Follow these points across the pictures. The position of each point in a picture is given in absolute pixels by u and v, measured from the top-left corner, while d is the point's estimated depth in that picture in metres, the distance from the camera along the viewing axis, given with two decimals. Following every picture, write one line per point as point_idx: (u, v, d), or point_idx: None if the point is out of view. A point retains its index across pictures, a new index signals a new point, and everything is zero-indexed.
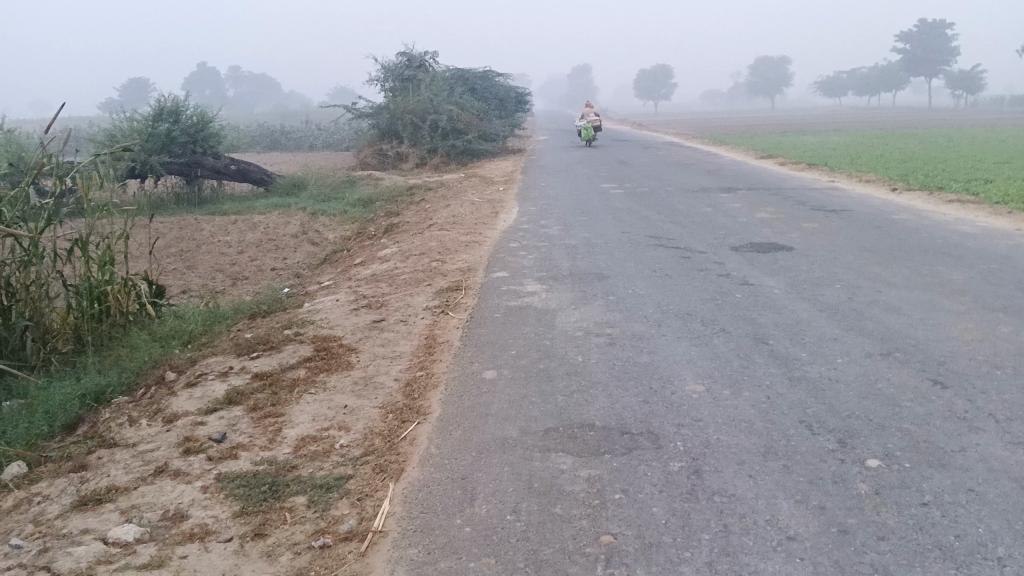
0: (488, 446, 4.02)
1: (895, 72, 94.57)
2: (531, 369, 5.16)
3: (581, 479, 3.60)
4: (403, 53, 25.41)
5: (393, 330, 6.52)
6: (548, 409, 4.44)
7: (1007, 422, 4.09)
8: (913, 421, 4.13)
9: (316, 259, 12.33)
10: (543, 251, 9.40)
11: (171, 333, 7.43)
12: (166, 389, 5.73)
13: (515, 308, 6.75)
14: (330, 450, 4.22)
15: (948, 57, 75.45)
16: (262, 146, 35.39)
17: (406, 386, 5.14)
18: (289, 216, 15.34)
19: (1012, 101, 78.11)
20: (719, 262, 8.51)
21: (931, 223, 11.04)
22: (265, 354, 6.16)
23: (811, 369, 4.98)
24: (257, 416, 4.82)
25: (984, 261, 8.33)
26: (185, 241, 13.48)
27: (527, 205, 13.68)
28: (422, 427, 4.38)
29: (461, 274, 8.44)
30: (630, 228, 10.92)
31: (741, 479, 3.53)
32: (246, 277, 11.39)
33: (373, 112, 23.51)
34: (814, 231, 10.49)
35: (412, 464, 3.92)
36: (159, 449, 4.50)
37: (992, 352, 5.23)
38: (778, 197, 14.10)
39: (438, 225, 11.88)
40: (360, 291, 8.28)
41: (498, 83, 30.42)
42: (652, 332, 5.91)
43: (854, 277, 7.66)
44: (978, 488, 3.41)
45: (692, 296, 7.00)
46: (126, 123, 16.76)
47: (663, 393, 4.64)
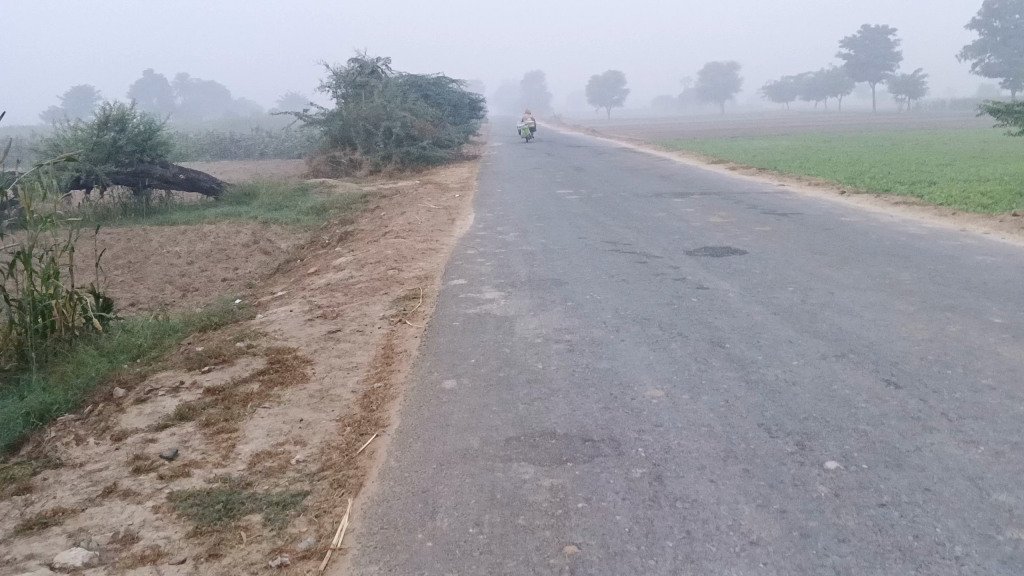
0: (449, 457, 3.96)
1: (840, 77, 96.82)
2: (490, 377, 5.11)
3: (543, 488, 3.57)
4: (355, 60, 25.20)
5: (349, 341, 6.42)
6: (509, 418, 4.40)
7: (960, 420, 4.17)
8: (869, 422, 4.19)
9: (269, 268, 12.13)
10: (500, 257, 9.37)
11: (120, 348, 7.23)
12: (115, 406, 5.56)
13: (473, 316, 6.70)
14: (287, 466, 4.12)
15: (891, 62, 77.54)
16: (212, 154, 34.82)
17: (364, 398, 5.06)
18: (241, 226, 15.08)
19: (953, 105, 80.36)
20: (674, 266, 8.57)
21: (879, 225, 11.28)
22: (217, 368, 6.01)
23: (767, 372, 5.03)
24: (210, 432, 4.70)
25: (931, 261, 8.53)
26: (133, 252, 13.17)
27: (483, 212, 13.65)
28: (380, 440, 4.30)
29: (418, 282, 8.36)
30: (587, 234, 10.95)
31: (703, 484, 3.53)
32: (196, 289, 11.15)
33: (325, 119, 23.23)
34: (767, 234, 10.62)
35: (371, 478, 3.85)
36: (108, 468, 4.35)
37: (942, 352, 5.34)
38: (731, 201, 14.27)
39: (394, 232, 11.77)
40: (314, 302, 8.15)
41: (451, 89, 30.36)
42: (610, 337, 5.91)
43: (807, 280, 7.77)
44: (934, 487, 3.46)
45: (650, 301, 7.03)
46: (70, 132, 16.34)
47: (624, 398, 4.63)
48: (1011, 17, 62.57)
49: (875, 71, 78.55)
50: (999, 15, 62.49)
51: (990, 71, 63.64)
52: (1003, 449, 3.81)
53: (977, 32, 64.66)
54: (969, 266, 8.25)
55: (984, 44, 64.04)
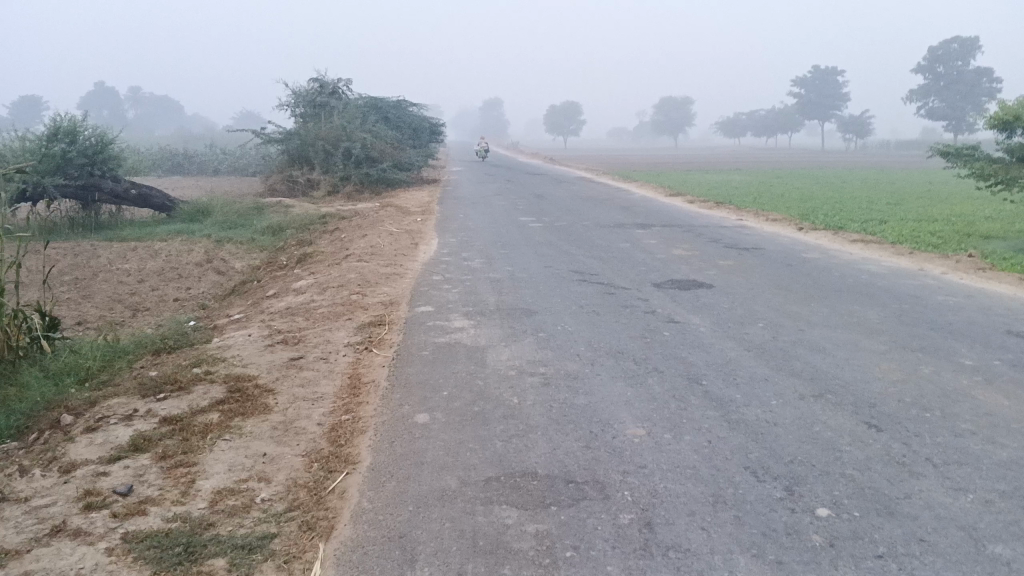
0: (426, 499, 3.77)
1: (791, 114, 99.31)
2: (465, 412, 4.93)
3: (528, 534, 3.41)
4: (315, 80, 24.98)
5: (313, 369, 6.18)
6: (487, 456, 4.22)
7: (946, 466, 4.11)
8: (856, 466, 4.10)
9: (223, 289, 11.79)
10: (467, 284, 9.22)
11: (68, 371, 6.89)
12: (62, 435, 5.24)
13: (443, 345, 6.52)
14: (251, 505, 3.88)
15: (840, 102, 79.84)
16: (165, 169, 34.12)
17: (331, 432, 4.83)
18: (194, 244, 14.68)
19: (899, 145, 82.81)
20: (643, 298, 8.51)
21: (839, 262, 11.38)
22: (173, 395, 5.72)
23: (748, 411, 4.93)
24: (167, 465, 4.43)
25: (895, 300, 8.60)
26: (80, 268, 12.70)
27: (446, 237, 13.50)
28: (351, 478, 4.08)
29: (383, 308, 8.15)
30: (553, 262, 10.86)
31: (695, 532, 3.40)
32: (147, 308, 10.77)
33: (283, 137, 22.90)
34: (731, 268, 10.64)
35: (343, 520, 3.63)
36: (56, 504, 4.05)
37: (919, 394, 5.30)
38: (693, 234, 14.35)
39: (356, 256, 11.53)
40: (274, 326, 7.87)
41: (411, 113, 30.25)
42: (585, 371, 5.78)
43: (775, 315, 7.77)
44: (929, 537, 3.38)
45: (622, 334, 6.92)
46: (17, 142, 15.79)
47: (604, 437, 4.49)
48: (953, 64, 65.01)
49: (824, 110, 80.75)
50: (943, 62, 64.85)
51: (933, 114, 65.75)
52: (992, 497, 3.75)
53: (922, 78, 66.94)
54: (932, 306, 8.33)
55: (928, 89, 66.11)
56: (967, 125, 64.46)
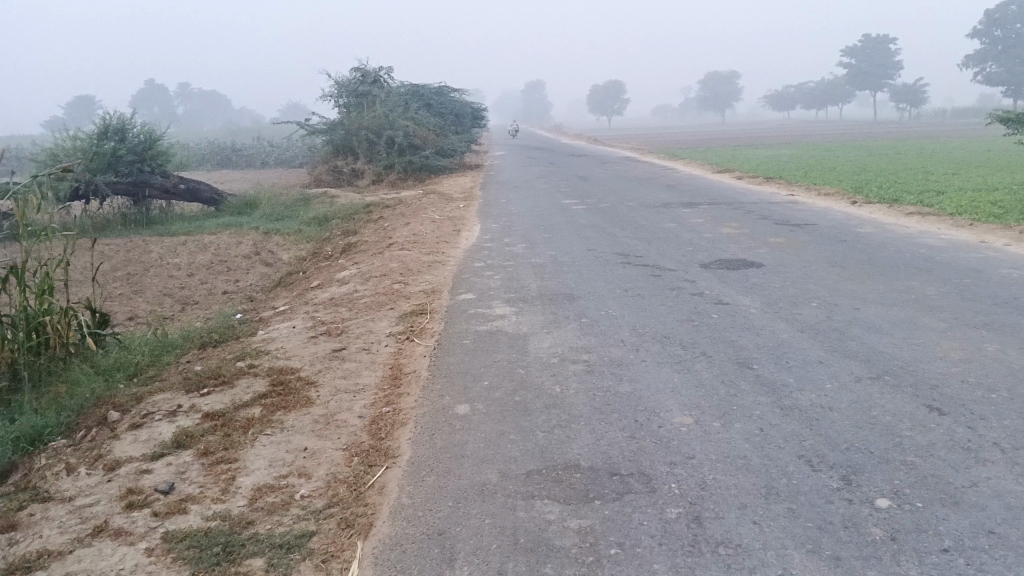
0: (466, 494, 3.67)
1: (842, 85, 96.77)
2: (507, 402, 4.82)
3: (571, 531, 3.29)
4: (357, 69, 25.02)
5: (354, 360, 6.13)
6: (528, 448, 4.11)
7: (1015, 451, 3.87)
8: (917, 453, 3.89)
9: (270, 281, 11.86)
10: (509, 270, 9.10)
11: (117, 366, 7.00)
12: (109, 432, 5.28)
13: (485, 333, 6.41)
14: (290, 502, 3.83)
15: (892, 71, 77.49)
16: (214, 163, 34.60)
17: (372, 424, 4.76)
18: (242, 236, 14.80)
19: (956, 113, 80.11)
20: (690, 280, 8.29)
21: (895, 236, 10.98)
22: (217, 390, 5.71)
23: (801, 397, 4.72)
24: (208, 462, 4.41)
25: (955, 275, 8.24)
26: (132, 264, 12.92)
27: (489, 222, 13.39)
28: (391, 472, 4.00)
29: (425, 296, 8.08)
30: (597, 245, 10.67)
31: (746, 527, 3.24)
32: (196, 302, 10.90)
33: (327, 128, 23.02)
34: (782, 246, 10.34)
35: (381, 517, 3.55)
36: (99, 503, 4.07)
37: (984, 374, 5.03)
38: (741, 212, 14.02)
39: (398, 244, 11.48)
40: (318, 317, 7.85)
41: (453, 99, 30.17)
42: (631, 357, 5.63)
43: (829, 294, 7.50)
44: (999, 529, 3.16)
45: (668, 317, 6.74)
46: (69, 142, 16.10)
47: (650, 426, 4.35)
48: (1012, 26, 62.48)
49: (877, 79, 78.48)
50: (1000, 25, 62.41)
51: (991, 80, 63.32)
52: None
53: (978, 42, 64.49)
54: (995, 279, 7.96)
55: (985, 54, 63.86)
56: None
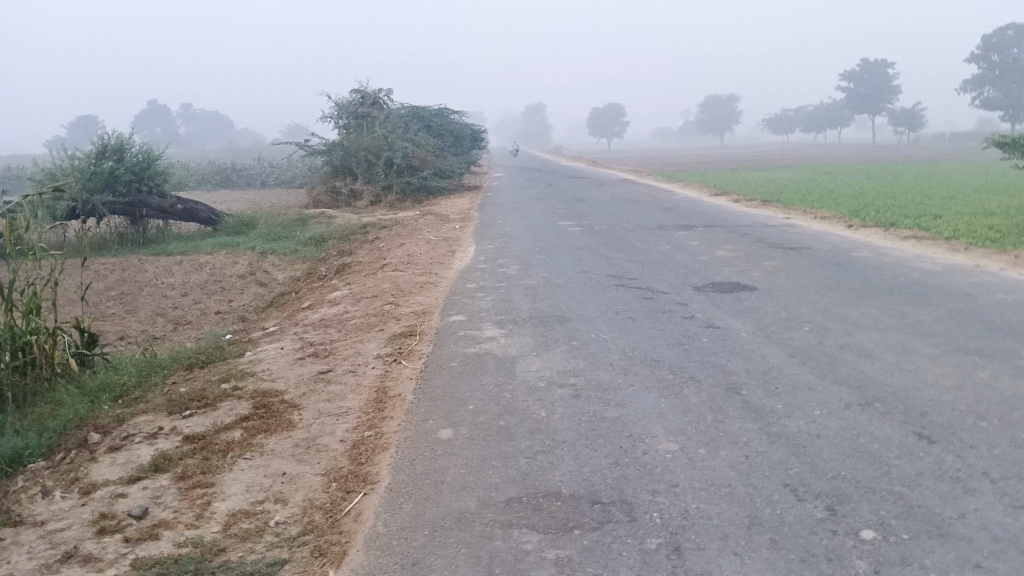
0: (443, 522, 3.59)
1: (841, 109, 97.23)
2: (491, 427, 4.75)
3: (548, 562, 3.21)
4: (356, 90, 25.10)
5: (340, 383, 6.05)
6: (509, 475, 4.04)
7: (1004, 481, 3.80)
8: (905, 482, 3.81)
9: (263, 301, 11.80)
10: (501, 292, 9.04)
11: (103, 387, 6.93)
12: (88, 454, 5.21)
13: (473, 356, 6.35)
14: (264, 528, 3.75)
15: (891, 95, 77.83)
16: (214, 183, 34.67)
17: (353, 449, 4.69)
18: (237, 256, 14.76)
19: (954, 137, 80.40)
20: (682, 303, 8.24)
21: (890, 260, 10.94)
22: (199, 412, 5.64)
23: (789, 423, 4.65)
24: (184, 486, 4.33)
25: (949, 300, 8.19)
26: (126, 283, 12.87)
27: (484, 244, 13.35)
28: (368, 499, 3.93)
29: (415, 318, 8.02)
30: (590, 267, 10.62)
31: (726, 558, 3.17)
32: (188, 322, 10.84)
33: (326, 149, 23.08)
34: (776, 269, 10.29)
35: (355, 546, 3.47)
36: (71, 528, 4.00)
37: (975, 401, 4.97)
38: (737, 234, 13.99)
39: (392, 265, 11.43)
40: (306, 338, 7.79)
41: (453, 120, 30.27)
42: (619, 381, 5.56)
43: (822, 318, 7.44)
44: (985, 562, 3.09)
45: (658, 341, 6.68)
46: (67, 161, 16.11)
47: (634, 453, 4.28)
48: (1009, 51, 62.83)
49: (876, 103, 78.80)
50: (998, 50, 62.77)
51: (989, 105, 63.45)
52: None
53: (977, 66, 64.79)
54: (990, 305, 7.90)
55: (983, 79, 64.11)
56: None
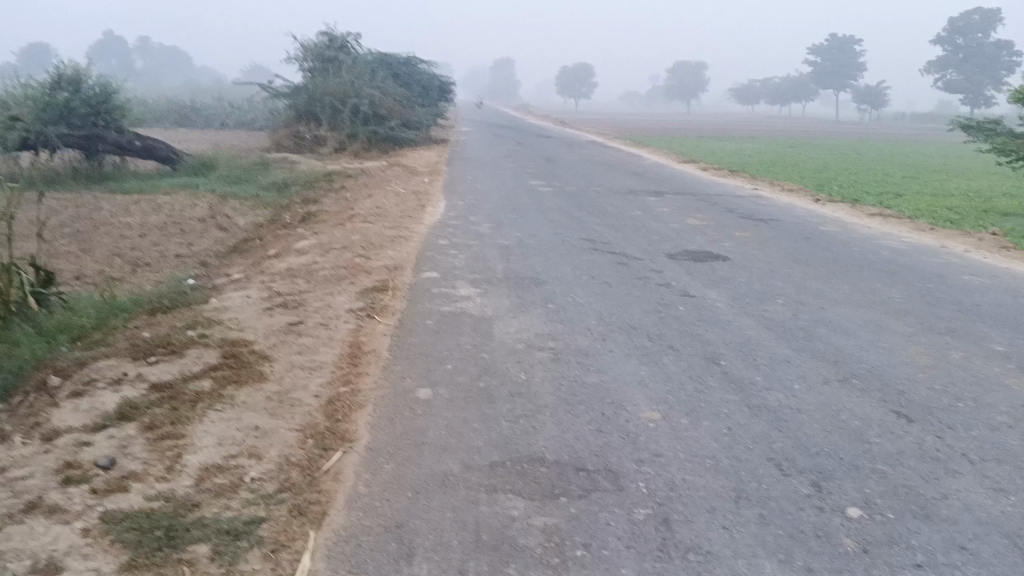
0: (427, 485, 3.51)
1: (806, 83, 97.85)
2: (470, 388, 4.67)
3: (536, 530, 3.16)
4: (325, 33, 24.42)
5: (312, 335, 5.90)
6: (492, 439, 3.96)
7: (983, 463, 3.83)
8: (887, 461, 3.83)
9: (225, 246, 11.49)
10: (474, 250, 8.91)
11: (60, 327, 6.68)
12: (47, 399, 5.02)
13: (449, 314, 6.24)
14: (239, 484, 3.63)
15: (856, 72, 78.39)
16: (171, 121, 33.64)
17: (328, 405, 4.56)
18: (198, 199, 14.33)
19: (914, 117, 81.49)
20: (656, 270, 8.19)
21: (858, 237, 11.04)
22: (165, 360, 5.45)
23: (769, 396, 4.64)
24: (153, 436, 4.19)
25: (918, 279, 8.27)
26: (81, 220, 12.44)
27: (454, 199, 13.16)
28: (348, 458, 3.82)
29: (387, 272, 7.86)
30: (563, 229, 10.53)
31: (715, 532, 3.15)
32: (147, 264, 10.51)
33: (291, 92, 22.45)
34: (748, 240, 10.31)
35: (336, 506, 3.38)
36: (34, 476, 3.85)
37: (951, 382, 5.02)
38: (706, 203, 13.98)
39: (360, 216, 11.19)
40: (274, 288, 7.58)
41: (422, 71, 29.69)
42: (598, 347, 5.51)
43: (795, 291, 7.48)
44: (971, 545, 3.11)
45: (635, 307, 6.64)
46: (19, 89, 15.43)
47: (617, 420, 4.23)
48: (974, 36, 63.58)
49: (841, 79, 79.30)
50: (963, 33, 63.46)
51: (951, 87, 64.34)
52: None
53: (942, 49, 65.47)
54: (956, 286, 8.02)
55: (946, 61, 64.74)
56: (986, 100, 63.24)
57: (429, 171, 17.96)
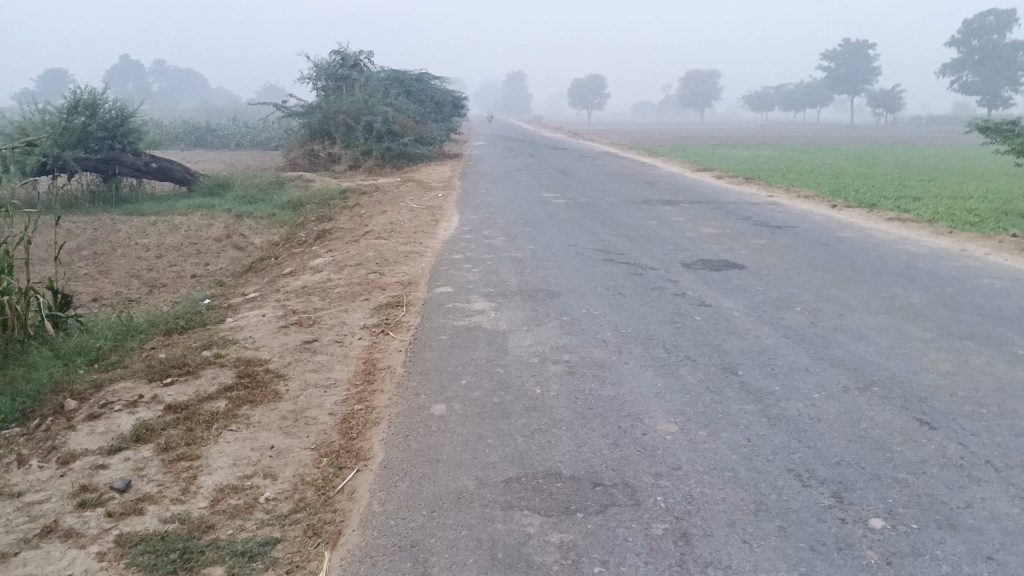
0: (442, 502, 3.48)
1: (820, 89, 97.38)
2: (485, 403, 4.64)
3: (553, 546, 3.12)
4: (337, 52, 24.60)
5: (326, 353, 5.89)
6: (507, 454, 3.93)
7: (1009, 470, 3.75)
8: (909, 470, 3.76)
9: (241, 265, 11.55)
10: (488, 263, 8.90)
11: (78, 350, 6.71)
12: (64, 423, 5.04)
13: (463, 329, 6.22)
14: (254, 504, 3.62)
15: (870, 76, 77.93)
16: (187, 143, 33.95)
17: (343, 423, 4.55)
18: (214, 219, 14.43)
19: (930, 120, 80.90)
20: (672, 280, 8.13)
21: (876, 242, 10.92)
22: (181, 381, 5.45)
23: (788, 406, 4.58)
24: (169, 457, 4.18)
25: (937, 283, 8.17)
26: (99, 243, 12.55)
27: (467, 213, 13.16)
28: (362, 476, 3.80)
29: (401, 288, 7.86)
30: (577, 241, 10.49)
31: (734, 546, 3.09)
32: (164, 285, 10.58)
33: (304, 111, 22.61)
34: (763, 248, 10.23)
35: (351, 525, 3.35)
36: (51, 500, 3.85)
37: (973, 388, 4.93)
38: (721, 212, 13.90)
39: (375, 233, 11.21)
40: (288, 306, 7.59)
41: (434, 86, 29.83)
42: (613, 359, 5.47)
43: (813, 299, 7.40)
44: (998, 555, 3.04)
45: (651, 318, 6.59)
46: (37, 115, 15.64)
47: (634, 433, 4.19)
48: (989, 37, 63.11)
49: (855, 84, 78.90)
50: (977, 34, 62.99)
51: (967, 90, 63.78)
52: None
53: (957, 51, 65.00)
54: (977, 289, 7.90)
55: (962, 63, 64.22)
56: (1003, 101, 62.65)
57: (443, 186, 17.98)
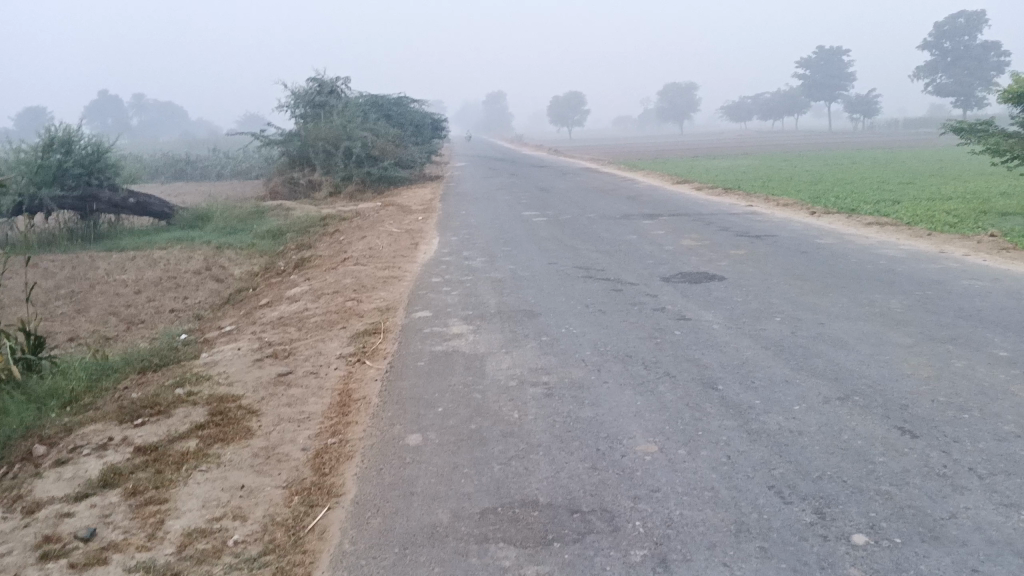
0: (415, 538, 3.38)
1: (797, 97, 98.19)
2: (462, 431, 4.55)
3: None
4: (314, 79, 24.60)
5: (301, 386, 5.79)
6: (483, 483, 3.84)
7: (992, 477, 3.69)
8: (892, 481, 3.69)
9: (220, 297, 11.44)
10: (468, 286, 8.83)
11: (50, 393, 6.58)
12: (31, 471, 4.91)
13: (441, 354, 6.13)
14: (222, 548, 3.51)
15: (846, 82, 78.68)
16: (167, 175, 33.82)
17: (316, 458, 4.44)
18: (193, 251, 14.33)
19: (908, 123, 81.67)
20: (651, 295, 8.08)
21: (856, 247, 10.92)
22: (152, 421, 5.33)
23: (769, 420, 4.51)
24: (136, 502, 4.07)
25: (917, 287, 8.14)
26: (76, 280, 12.41)
27: (447, 236, 13.10)
28: (334, 514, 3.70)
29: (379, 314, 7.77)
30: (557, 259, 10.43)
31: (714, 570, 3.01)
32: (142, 321, 10.45)
33: (283, 139, 22.56)
34: (744, 258, 10.19)
35: (320, 567, 3.25)
36: (13, 553, 3.74)
37: (954, 393, 4.88)
38: (702, 223, 13.91)
39: (353, 259, 11.12)
40: (264, 338, 7.48)
41: (413, 110, 29.86)
42: (592, 378, 5.39)
43: (793, 308, 7.35)
44: (983, 567, 2.97)
45: (630, 334, 6.52)
46: (12, 154, 15.53)
47: (612, 455, 4.11)
48: (960, 40, 63.88)
49: (831, 91, 79.62)
50: (948, 37, 63.78)
51: (942, 91, 64.40)
52: None
53: (929, 54, 65.75)
54: (956, 291, 7.89)
55: (935, 65, 64.90)
56: (977, 101, 63.32)
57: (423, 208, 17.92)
